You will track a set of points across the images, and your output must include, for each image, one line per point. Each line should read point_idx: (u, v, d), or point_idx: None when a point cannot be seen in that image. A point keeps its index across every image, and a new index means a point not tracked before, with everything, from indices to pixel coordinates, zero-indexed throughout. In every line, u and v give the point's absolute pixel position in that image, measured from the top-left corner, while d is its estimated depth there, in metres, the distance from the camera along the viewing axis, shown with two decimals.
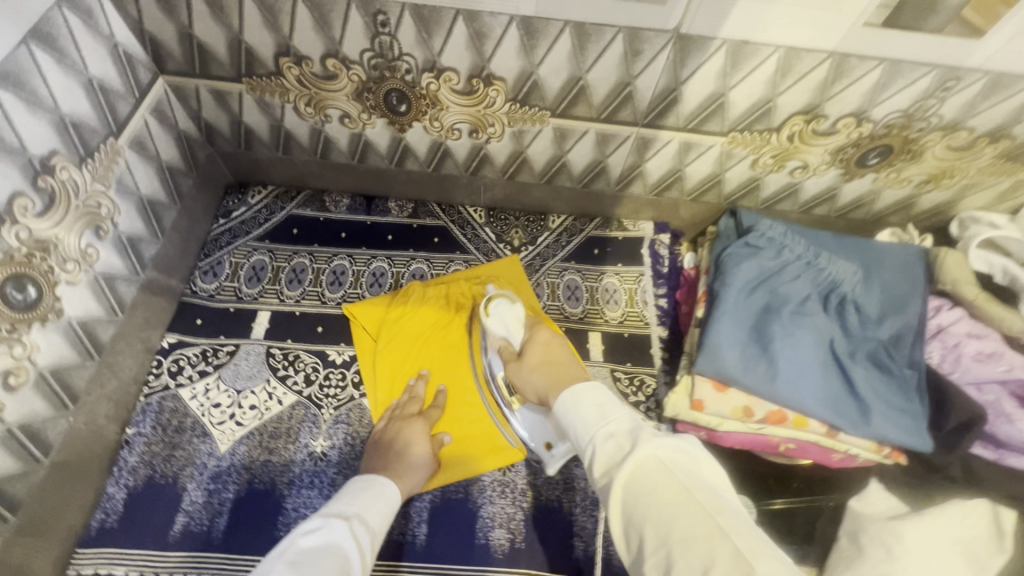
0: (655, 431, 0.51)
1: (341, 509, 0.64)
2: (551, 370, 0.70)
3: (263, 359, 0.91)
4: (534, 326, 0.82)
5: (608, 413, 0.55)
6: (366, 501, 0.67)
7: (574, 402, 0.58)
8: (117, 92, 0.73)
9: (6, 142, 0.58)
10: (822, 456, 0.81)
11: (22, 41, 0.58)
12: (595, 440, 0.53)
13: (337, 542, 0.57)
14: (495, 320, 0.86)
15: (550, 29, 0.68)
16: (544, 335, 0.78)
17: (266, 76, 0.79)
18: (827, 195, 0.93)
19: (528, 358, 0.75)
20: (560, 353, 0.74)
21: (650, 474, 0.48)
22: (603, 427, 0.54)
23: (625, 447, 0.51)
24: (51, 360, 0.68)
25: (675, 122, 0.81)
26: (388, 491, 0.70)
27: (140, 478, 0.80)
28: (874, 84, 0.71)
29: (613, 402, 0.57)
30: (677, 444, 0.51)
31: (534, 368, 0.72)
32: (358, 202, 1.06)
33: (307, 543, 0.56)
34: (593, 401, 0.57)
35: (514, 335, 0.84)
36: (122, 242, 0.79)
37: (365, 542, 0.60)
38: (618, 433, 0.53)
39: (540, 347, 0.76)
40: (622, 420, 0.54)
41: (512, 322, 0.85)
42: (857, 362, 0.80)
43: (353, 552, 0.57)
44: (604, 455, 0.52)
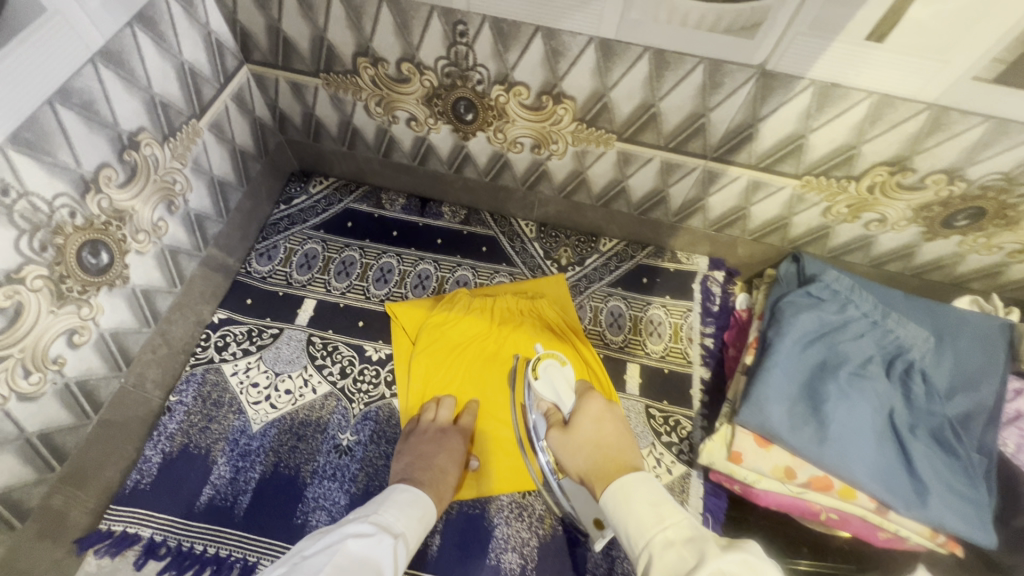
0: (721, 545, 0.49)
1: (388, 522, 0.64)
2: (595, 453, 0.66)
3: (303, 346, 0.93)
4: (585, 393, 0.75)
5: (664, 514, 0.54)
6: (414, 520, 0.67)
7: (624, 495, 0.57)
8: (204, 76, 0.77)
9: (101, 116, 0.62)
10: (866, 532, 0.75)
11: (128, 24, 0.62)
12: (653, 548, 0.51)
13: (378, 558, 0.59)
14: (541, 381, 0.79)
15: (629, 53, 0.67)
16: (593, 407, 0.72)
17: (342, 73, 0.81)
18: (903, 251, 0.87)
19: (574, 436, 0.69)
20: (610, 433, 0.68)
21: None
22: (661, 531, 0.52)
23: (689, 561, 0.48)
24: (112, 323, 0.72)
25: (747, 159, 0.78)
26: (430, 514, 0.70)
27: (177, 445, 0.83)
28: (974, 142, 0.66)
29: (667, 500, 0.56)
30: (746, 560, 0.46)
31: (578, 448, 0.68)
32: (413, 203, 1.08)
33: (354, 553, 0.58)
34: (646, 497, 0.56)
35: (563, 398, 0.76)
36: (190, 218, 0.82)
37: (400, 565, 0.61)
38: (677, 542, 0.51)
39: (589, 423, 0.70)
40: (680, 526, 0.52)
41: (562, 386, 0.78)
42: (917, 438, 0.74)
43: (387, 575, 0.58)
44: (663, 567, 0.49)
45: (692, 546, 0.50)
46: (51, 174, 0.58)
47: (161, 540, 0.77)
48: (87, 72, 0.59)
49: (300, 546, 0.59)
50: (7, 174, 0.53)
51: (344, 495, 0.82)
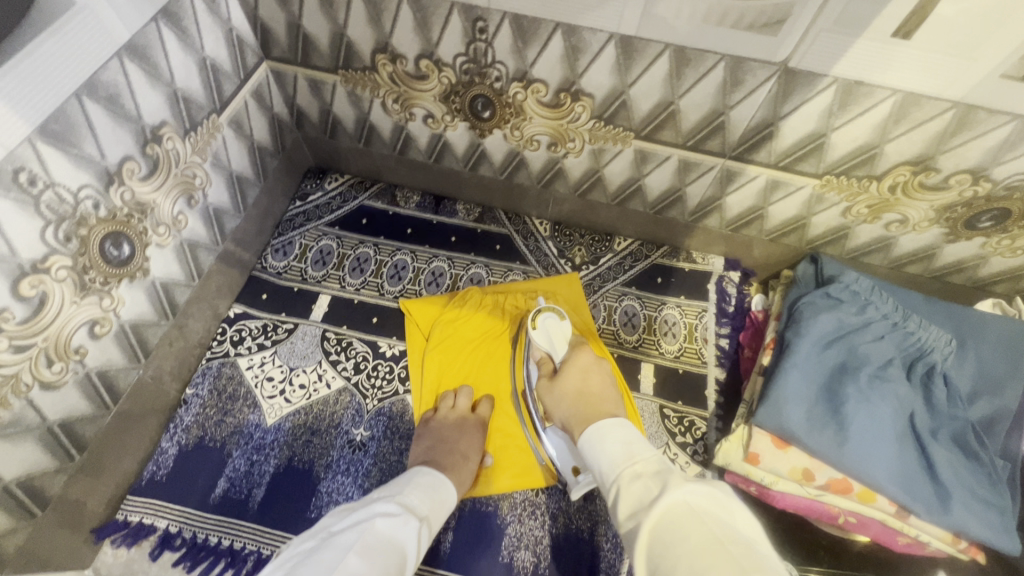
0: (686, 476, 0.51)
1: (412, 505, 0.64)
2: (578, 400, 0.71)
3: (318, 341, 0.93)
4: (578, 346, 0.80)
5: (636, 454, 0.57)
6: (436, 506, 0.67)
7: (601, 435, 0.62)
8: (225, 72, 0.78)
9: (125, 109, 0.63)
10: (886, 537, 0.74)
11: (153, 19, 0.63)
12: (622, 479, 0.55)
13: (402, 540, 0.59)
14: (540, 333, 0.83)
15: (649, 50, 0.66)
16: (583, 358, 0.77)
17: (361, 70, 0.82)
18: (924, 253, 0.86)
19: (560, 383, 0.75)
20: (595, 382, 0.74)
21: (679, 519, 0.47)
22: (631, 467, 0.56)
23: (652, 488, 0.51)
24: (132, 315, 0.72)
25: (766, 157, 0.77)
26: (449, 501, 0.70)
27: (193, 438, 0.84)
28: (1000, 141, 0.65)
29: (640, 442, 0.59)
30: (712, 493, 0.48)
31: (563, 394, 0.73)
32: (427, 201, 1.08)
33: (381, 532, 0.57)
34: (621, 439, 0.60)
35: (557, 349, 0.81)
36: (209, 213, 0.83)
37: (421, 549, 0.61)
38: (645, 474, 0.54)
39: (577, 372, 0.75)
40: (648, 462, 0.56)
41: (558, 338, 0.82)
42: (939, 442, 0.72)
43: (411, 558, 0.58)
44: (631, 498, 0.52)
45: (657, 478, 0.52)
46: (77, 166, 0.59)
47: (176, 531, 0.77)
48: (113, 65, 0.60)
49: (327, 522, 0.59)
50: (35, 165, 0.54)
51: (357, 489, 0.82)
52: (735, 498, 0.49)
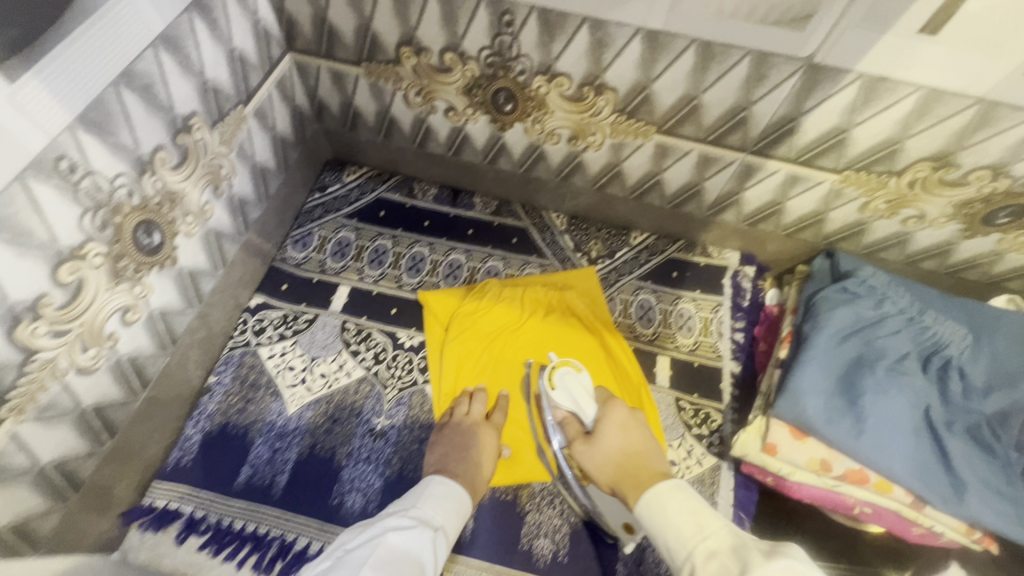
0: (764, 551, 0.50)
1: (426, 517, 0.65)
2: (625, 462, 0.71)
3: (338, 331, 0.94)
4: (607, 402, 0.81)
5: (705, 526, 0.56)
6: (450, 514, 0.68)
7: (661, 506, 0.60)
8: (252, 64, 0.78)
9: (159, 99, 0.63)
10: (900, 527, 0.75)
11: (186, 10, 0.64)
12: (694, 558, 0.54)
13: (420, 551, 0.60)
14: (560, 392, 0.82)
15: (675, 45, 0.67)
16: (617, 415, 0.78)
17: (384, 62, 0.82)
18: (940, 249, 0.87)
19: (600, 443, 0.75)
20: (636, 439, 0.74)
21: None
22: (701, 543, 0.55)
23: (731, 568, 0.51)
24: (160, 303, 0.73)
25: (786, 152, 0.78)
26: (467, 508, 0.71)
27: (216, 425, 0.85)
28: (1021, 137, 0.66)
29: (705, 510, 0.58)
30: (791, 565, 0.48)
31: (607, 457, 0.73)
32: (445, 194, 1.09)
33: (396, 547, 0.58)
34: (682, 509, 0.59)
35: (584, 407, 0.80)
36: (233, 203, 0.84)
37: (439, 556, 0.62)
38: (720, 552, 0.53)
39: (615, 430, 0.76)
40: (719, 535, 0.55)
41: (581, 392, 0.82)
42: (954, 434, 0.74)
43: (429, 567, 0.59)
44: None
45: (734, 555, 0.52)
46: (114, 154, 0.60)
47: (201, 516, 0.79)
48: (149, 55, 0.60)
49: (344, 540, 0.61)
50: (74, 153, 0.55)
51: (379, 477, 0.83)
52: (815, 571, 0.48)
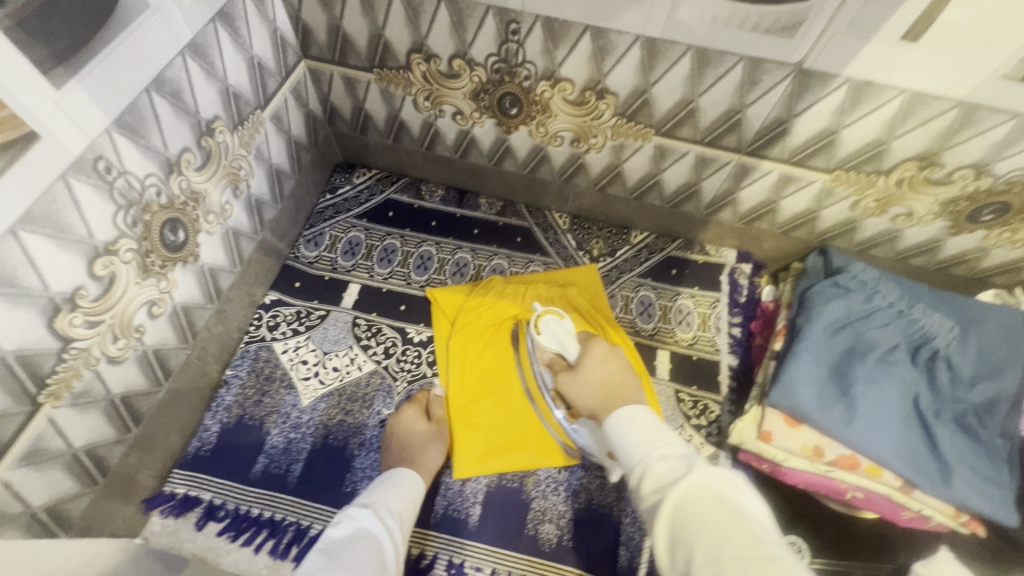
0: (709, 463, 0.50)
1: (364, 501, 0.69)
2: (606, 387, 0.68)
3: (349, 327, 0.98)
4: (588, 340, 0.81)
5: (662, 437, 0.55)
6: (386, 489, 0.72)
7: (628, 419, 0.58)
8: (270, 70, 0.82)
9: (185, 103, 0.67)
10: (892, 512, 0.78)
11: (212, 20, 0.67)
12: (648, 459, 0.53)
13: (367, 530, 0.63)
14: (546, 336, 0.84)
15: (672, 52, 0.71)
16: (598, 350, 0.77)
17: (395, 68, 0.86)
18: (928, 246, 0.90)
19: (582, 374, 0.73)
20: (615, 368, 0.72)
21: (700, 502, 0.46)
22: (657, 449, 0.54)
23: (679, 470, 0.50)
24: (183, 298, 0.77)
25: (779, 153, 0.82)
26: (413, 481, 0.76)
27: (233, 416, 0.88)
28: (1002, 138, 0.69)
29: (666, 428, 0.57)
30: (730, 479, 0.48)
31: (588, 384, 0.71)
32: (451, 195, 1.13)
33: (339, 537, 0.62)
34: (648, 424, 0.58)
35: (568, 347, 0.82)
36: (251, 203, 0.88)
37: (388, 523, 0.66)
38: (671, 456, 0.53)
39: (596, 363, 0.74)
40: (674, 446, 0.54)
41: (565, 336, 0.83)
42: (941, 422, 0.77)
43: (378, 536, 0.63)
44: (656, 475, 0.51)
45: (684, 459, 0.51)
46: (145, 156, 0.63)
47: (220, 503, 0.82)
48: (178, 63, 0.64)
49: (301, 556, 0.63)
50: (110, 154, 0.59)
51: None
52: (749, 485, 0.49)
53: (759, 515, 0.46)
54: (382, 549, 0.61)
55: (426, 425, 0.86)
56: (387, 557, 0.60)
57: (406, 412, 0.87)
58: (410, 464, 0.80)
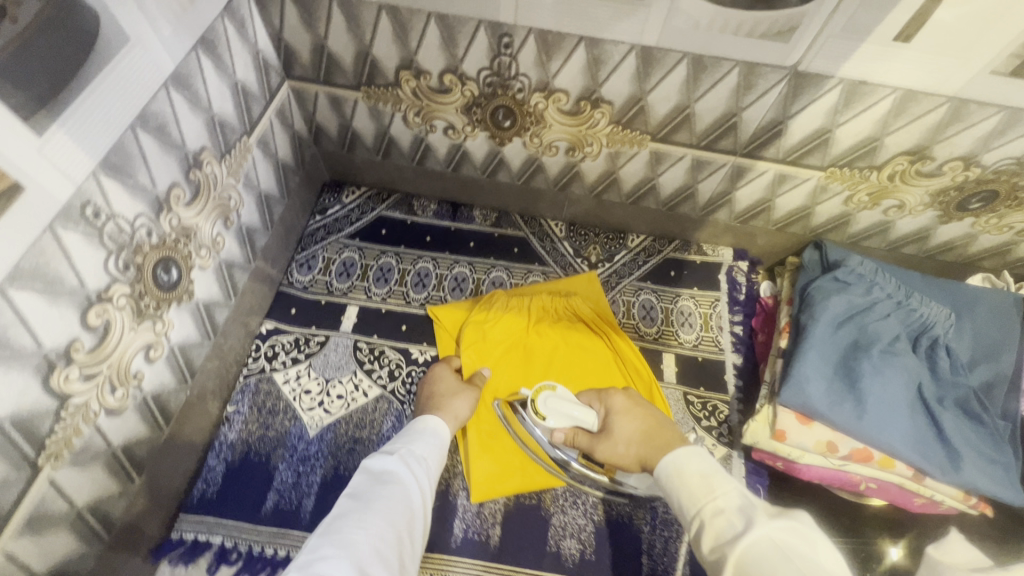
0: (769, 512, 0.49)
1: (390, 448, 0.68)
2: (649, 438, 0.65)
3: (350, 352, 0.96)
4: (602, 395, 0.75)
5: (714, 485, 0.54)
6: (412, 437, 0.71)
7: (679, 473, 0.57)
8: (254, 95, 0.79)
9: (171, 137, 0.64)
10: (903, 499, 0.80)
11: (193, 49, 0.64)
12: (704, 514, 0.52)
13: (396, 476, 0.63)
14: (552, 416, 0.75)
15: (668, 59, 0.71)
16: (619, 402, 0.72)
17: (384, 86, 0.84)
18: (919, 235, 0.92)
19: (616, 434, 0.69)
20: (648, 416, 0.69)
21: (765, 556, 0.45)
22: (712, 501, 0.52)
23: (738, 524, 0.49)
24: (180, 338, 0.74)
25: (774, 153, 0.82)
26: (440, 431, 0.74)
27: (238, 454, 0.85)
28: (990, 130, 0.71)
29: (718, 472, 0.55)
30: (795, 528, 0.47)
31: (627, 441, 0.67)
32: (444, 209, 1.11)
33: (369, 482, 0.61)
34: (697, 471, 0.56)
35: (583, 418, 0.73)
36: (242, 233, 0.84)
37: (415, 469, 0.65)
38: (729, 509, 0.51)
39: (625, 417, 0.70)
40: (729, 494, 0.53)
41: (568, 404, 0.74)
42: (946, 408, 0.79)
43: (407, 482, 0.62)
44: (714, 532, 0.50)
45: (743, 512, 0.50)
46: (133, 196, 0.60)
47: (232, 545, 0.79)
48: (161, 96, 0.61)
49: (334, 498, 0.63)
50: (98, 198, 0.56)
51: None
52: (818, 532, 0.48)
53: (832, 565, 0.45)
54: (411, 498, 0.61)
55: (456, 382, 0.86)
56: (414, 503, 0.61)
57: (442, 372, 0.88)
58: (435, 410, 0.79)
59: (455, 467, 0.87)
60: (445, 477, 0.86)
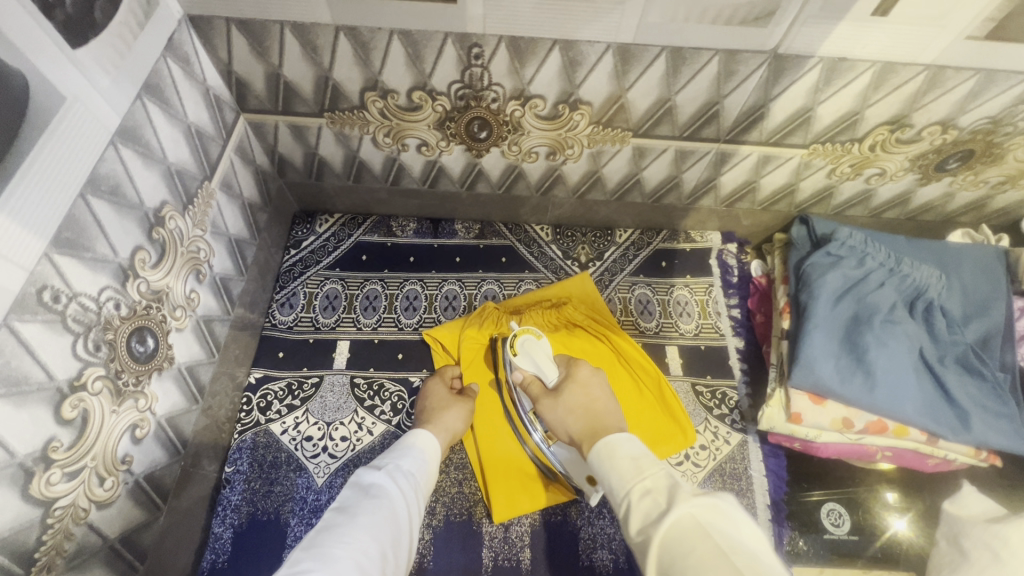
0: (693, 491, 0.51)
1: (377, 463, 0.70)
2: (588, 414, 0.72)
3: (348, 390, 0.91)
4: (569, 363, 0.81)
5: (644, 469, 0.58)
6: (398, 453, 0.73)
7: (610, 452, 0.63)
8: (210, 136, 0.73)
9: (127, 198, 0.58)
10: (917, 461, 0.83)
11: (137, 97, 0.59)
12: (632, 496, 0.56)
13: (383, 490, 0.65)
14: (523, 358, 0.82)
15: (646, 55, 0.68)
16: (580, 374, 0.78)
17: (348, 109, 0.79)
18: (900, 199, 0.94)
19: (563, 398, 0.76)
20: (598, 394, 0.76)
21: (683, 532, 0.47)
22: (639, 483, 0.56)
23: (661, 504, 0.52)
24: (166, 409, 0.69)
25: (758, 136, 0.81)
26: (428, 445, 0.76)
27: (245, 516, 0.80)
28: (966, 94, 0.71)
29: (648, 457, 0.60)
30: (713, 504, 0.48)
31: (572, 410, 0.74)
32: (425, 226, 1.07)
33: (356, 496, 0.63)
34: (630, 455, 0.61)
35: (546, 370, 0.81)
36: (217, 284, 0.79)
37: (402, 487, 0.67)
38: (655, 489, 0.54)
39: (577, 388, 0.76)
40: (656, 476, 0.56)
41: (543, 358, 0.82)
42: (948, 367, 0.81)
43: (395, 499, 0.65)
44: (640, 513, 0.53)
45: (666, 491, 0.53)
46: (94, 270, 0.54)
47: None
48: (109, 154, 0.55)
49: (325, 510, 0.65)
50: (56, 281, 0.50)
51: (428, 528, 0.82)
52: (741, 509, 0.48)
53: (753, 540, 0.46)
54: (397, 512, 0.63)
55: (448, 395, 0.87)
56: (400, 519, 0.63)
57: (436, 387, 0.88)
58: (425, 425, 0.81)
59: (474, 494, 0.85)
60: (466, 506, 0.84)
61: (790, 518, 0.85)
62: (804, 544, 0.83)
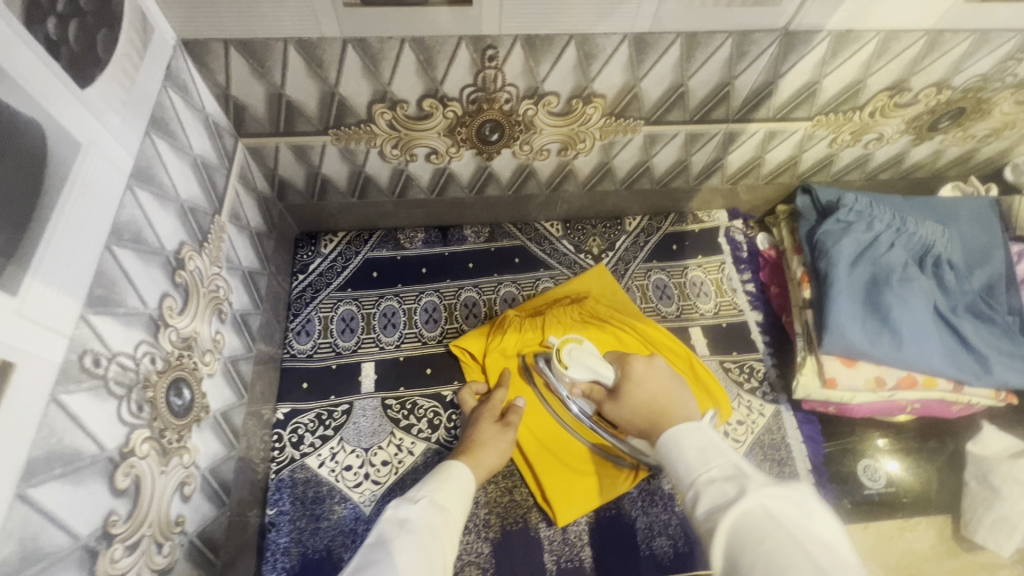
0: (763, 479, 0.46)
1: (414, 495, 0.63)
2: (651, 413, 0.64)
3: (381, 412, 0.88)
4: (622, 359, 0.76)
5: (710, 457, 0.52)
6: (437, 482, 0.66)
7: (674, 443, 0.56)
8: (214, 166, 0.69)
9: (149, 243, 0.54)
10: (944, 409, 0.87)
11: (146, 134, 0.54)
12: (697, 484, 0.50)
13: (417, 524, 0.57)
14: (575, 368, 0.78)
15: (661, 42, 0.68)
16: (635, 369, 0.70)
17: (355, 124, 0.75)
18: (895, 160, 0.97)
19: (625, 401, 0.69)
20: (662, 385, 0.66)
21: (753, 524, 0.42)
22: (706, 472, 0.50)
23: (730, 493, 0.46)
24: (208, 460, 0.65)
25: (766, 113, 0.82)
26: (465, 477, 0.69)
27: (296, 557, 0.77)
28: (961, 54, 0.74)
29: (716, 446, 0.53)
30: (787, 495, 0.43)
31: (635, 411, 0.66)
32: (433, 235, 1.04)
33: (392, 528, 0.56)
34: (696, 445, 0.54)
35: (601, 370, 0.76)
36: (238, 321, 0.75)
37: (441, 521, 0.60)
38: (720, 479, 0.49)
39: (636, 385, 0.68)
40: (724, 466, 0.50)
41: (593, 360, 0.77)
42: (961, 317, 0.85)
43: (434, 535, 0.57)
44: (706, 500, 0.47)
45: (734, 481, 0.47)
46: (128, 325, 0.51)
47: None
48: (129, 200, 0.51)
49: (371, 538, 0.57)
50: (94, 343, 0.46)
51: (486, 542, 0.81)
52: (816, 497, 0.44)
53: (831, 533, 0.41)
54: (437, 549, 0.56)
55: (492, 423, 0.81)
56: (438, 556, 0.55)
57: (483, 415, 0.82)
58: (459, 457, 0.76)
59: (527, 500, 0.84)
60: (520, 513, 0.83)
61: (830, 480, 0.89)
62: (845, 502, 0.87)
